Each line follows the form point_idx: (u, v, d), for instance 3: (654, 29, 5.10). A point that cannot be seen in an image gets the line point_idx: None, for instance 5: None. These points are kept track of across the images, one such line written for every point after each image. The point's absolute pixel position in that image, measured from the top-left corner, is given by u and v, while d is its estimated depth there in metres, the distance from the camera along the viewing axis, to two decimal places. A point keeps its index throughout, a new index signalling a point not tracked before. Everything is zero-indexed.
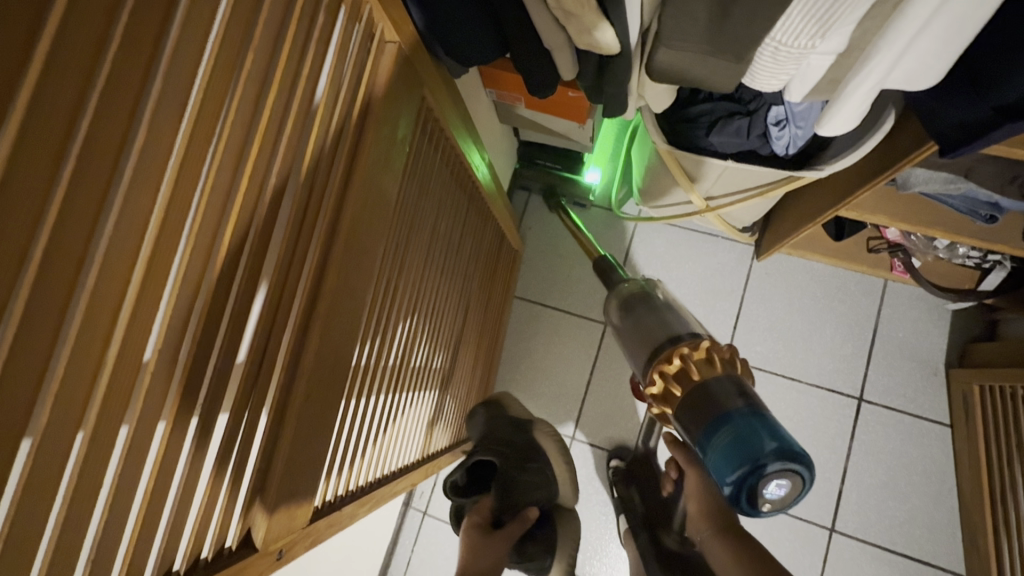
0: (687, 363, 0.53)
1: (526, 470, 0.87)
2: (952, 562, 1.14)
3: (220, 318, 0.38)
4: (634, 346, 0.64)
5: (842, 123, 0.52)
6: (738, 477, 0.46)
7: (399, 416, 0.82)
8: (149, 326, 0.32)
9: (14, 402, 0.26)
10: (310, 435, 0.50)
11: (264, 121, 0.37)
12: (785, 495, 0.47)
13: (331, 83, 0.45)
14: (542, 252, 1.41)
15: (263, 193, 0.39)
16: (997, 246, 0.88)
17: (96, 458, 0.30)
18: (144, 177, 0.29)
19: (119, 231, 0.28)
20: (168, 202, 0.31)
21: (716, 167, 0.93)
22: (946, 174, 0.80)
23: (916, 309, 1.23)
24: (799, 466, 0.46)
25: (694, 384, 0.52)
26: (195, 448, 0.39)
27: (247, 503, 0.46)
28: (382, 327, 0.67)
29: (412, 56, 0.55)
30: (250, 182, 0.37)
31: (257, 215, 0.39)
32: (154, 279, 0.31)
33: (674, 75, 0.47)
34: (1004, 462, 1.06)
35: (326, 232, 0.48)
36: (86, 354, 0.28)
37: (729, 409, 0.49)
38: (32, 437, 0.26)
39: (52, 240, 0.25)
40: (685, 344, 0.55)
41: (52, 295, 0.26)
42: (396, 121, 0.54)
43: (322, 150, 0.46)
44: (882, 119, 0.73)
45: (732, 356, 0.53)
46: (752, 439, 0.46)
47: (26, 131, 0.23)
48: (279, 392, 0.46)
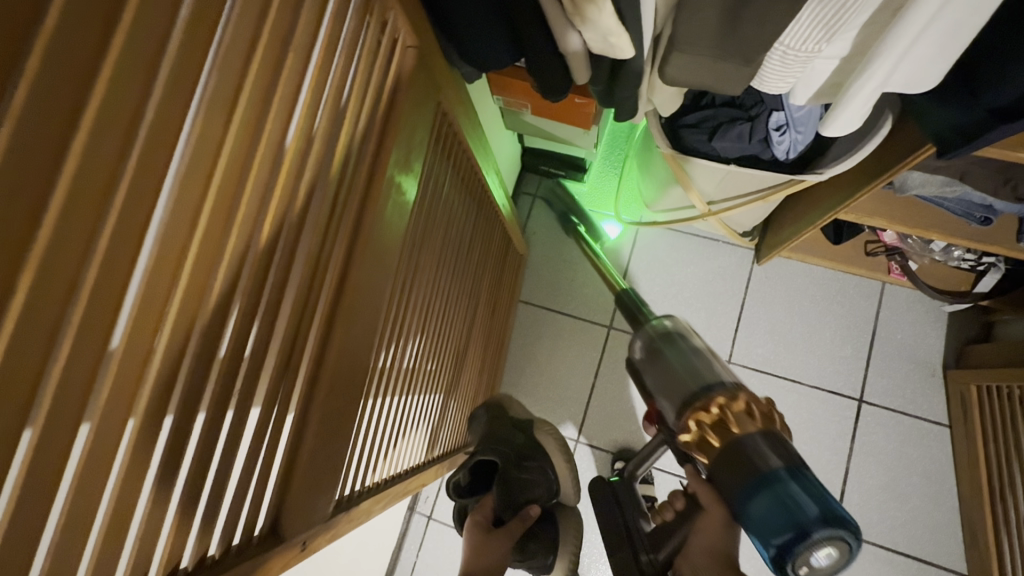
0: (724, 413, 0.51)
1: (527, 468, 0.88)
2: (953, 561, 1.15)
3: (254, 309, 0.39)
4: (658, 390, 0.59)
5: (846, 125, 0.54)
6: (782, 542, 0.44)
7: (411, 416, 0.83)
8: (193, 316, 0.33)
9: (77, 385, 0.27)
10: (333, 427, 0.51)
11: (297, 117, 0.39)
12: (832, 561, 0.45)
13: (358, 82, 0.46)
14: (545, 258, 1.43)
15: (296, 186, 0.41)
16: (992, 248, 0.91)
17: (144, 441, 0.32)
18: (194, 170, 0.31)
19: (170, 223, 0.30)
20: (214, 194, 0.32)
21: (718, 171, 0.96)
22: (941, 178, 0.82)
23: (913, 311, 1.26)
24: (847, 533, 0.44)
25: (733, 436, 0.50)
26: (230, 434, 0.40)
27: (275, 491, 0.47)
28: (397, 327, 0.68)
29: (431, 60, 0.57)
30: (285, 175, 0.39)
31: (291, 208, 0.41)
32: (198, 271, 0.33)
33: (686, 78, 0.49)
34: (1003, 461, 1.08)
35: (352, 227, 0.49)
36: (139, 340, 0.30)
37: (771, 468, 0.47)
38: (89, 423, 0.28)
39: (116, 230, 0.27)
40: (722, 393, 0.52)
41: (114, 284, 0.28)
42: (416, 123, 0.56)
43: (350, 147, 0.47)
44: (879, 123, 0.75)
45: (770, 410, 0.52)
46: (798, 504, 0.45)
47: (100, 122, 0.25)
48: (305, 383, 0.48)
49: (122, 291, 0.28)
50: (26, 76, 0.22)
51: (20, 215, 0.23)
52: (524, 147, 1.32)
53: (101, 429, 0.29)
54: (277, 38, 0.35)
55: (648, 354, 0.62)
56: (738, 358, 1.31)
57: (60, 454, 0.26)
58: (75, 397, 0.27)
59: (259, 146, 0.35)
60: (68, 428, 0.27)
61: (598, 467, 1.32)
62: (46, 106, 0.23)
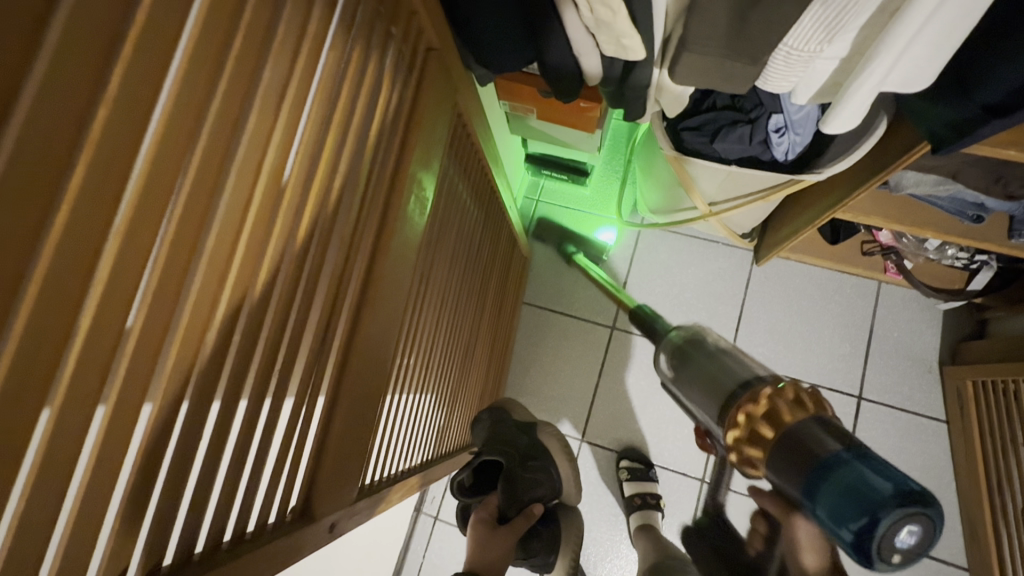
0: (767, 409, 0.42)
1: (529, 468, 0.85)
2: (954, 554, 1.17)
3: (294, 295, 0.41)
4: (694, 398, 0.51)
5: (845, 123, 0.57)
6: (857, 535, 0.34)
7: (424, 411, 0.84)
8: (241, 300, 0.36)
9: (144, 359, 0.29)
10: (360, 412, 0.53)
11: (333, 114, 0.41)
12: (920, 542, 0.34)
13: (386, 80, 0.49)
14: (549, 260, 1.46)
15: (333, 178, 0.43)
16: (983, 245, 0.94)
17: (197, 412, 0.34)
18: (247, 162, 0.33)
19: (227, 212, 0.32)
20: (264, 184, 0.35)
21: (721, 172, 0.99)
22: (934, 177, 0.86)
23: (909, 309, 1.29)
24: (926, 507, 0.34)
25: (781, 425, 0.41)
26: (269, 414, 0.42)
27: (306, 472, 0.48)
28: (415, 319, 0.70)
29: (450, 62, 0.60)
30: (323, 167, 0.41)
31: (327, 198, 0.43)
32: (246, 258, 0.35)
33: (694, 77, 0.52)
34: (999, 454, 1.10)
35: (379, 217, 0.52)
36: (196, 322, 0.32)
37: (826, 451, 0.37)
38: (152, 403, 0.30)
39: (180, 218, 0.30)
40: (763, 387, 0.44)
41: (176, 268, 0.30)
42: (436, 122, 0.59)
43: (378, 142, 0.50)
44: (875, 125, 0.79)
45: (799, 393, 0.42)
46: (862, 486, 0.35)
47: (172, 112, 0.28)
48: (335, 367, 0.49)
49: (184, 271, 0.31)
50: (113, 73, 0.25)
51: (104, 197, 0.25)
52: (527, 153, 1.35)
53: (163, 399, 0.31)
54: (318, 40, 0.38)
55: (681, 368, 0.54)
56: None
57: (127, 426, 0.29)
58: (143, 366, 0.29)
59: (298, 140, 0.38)
60: (136, 395, 0.29)
61: (603, 466, 1.34)
62: (129, 100, 0.26)
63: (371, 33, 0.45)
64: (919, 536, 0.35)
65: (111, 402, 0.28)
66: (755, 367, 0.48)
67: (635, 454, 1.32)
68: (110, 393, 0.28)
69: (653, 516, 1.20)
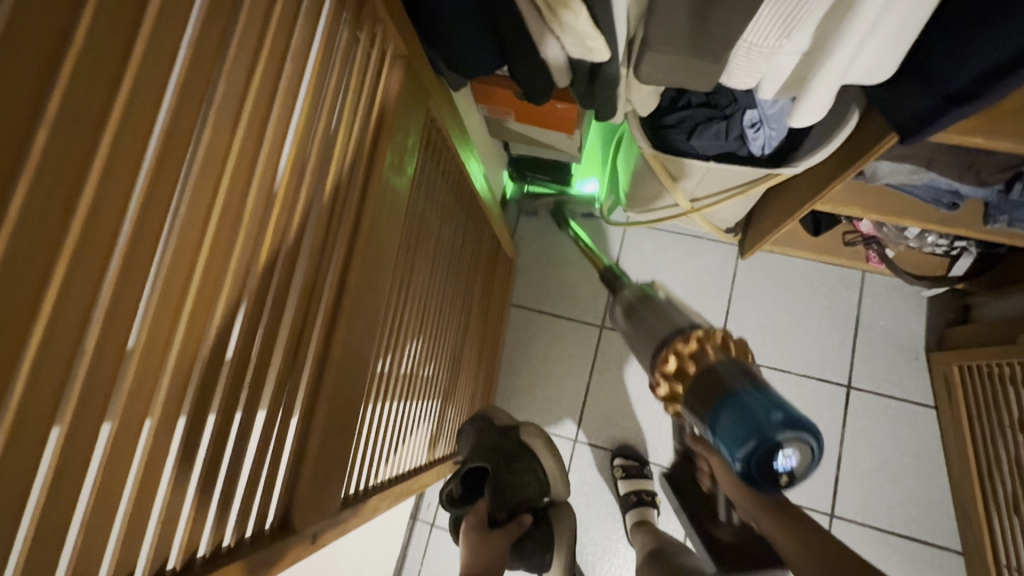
0: (683, 357, 0.53)
1: (514, 467, 0.86)
2: (948, 538, 1.18)
3: (262, 308, 0.42)
4: (639, 335, 0.61)
5: (811, 115, 0.58)
6: (746, 454, 0.46)
7: (410, 417, 0.84)
8: (206, 316, 0.36)
9: (100, 382, 0.29)
10: (340, 421, 0.53)
11: (296, 125, 0.41)
12: (797, 463, 0.46)
13: (352, 88, 0.49)
14: (537, 261, 1.46)
15: (298, 189, 0.43)
16: (961, 231, 0.95)
17: (162, 431, 0.34)
18: (204, 179, 0.33)
19: (183, 230, 0.33)
20: (222, 200, 0.35)
21: (698, 171, 1.00)
22: (909, 166, 0.86)
23: (894, 297, 1.30)
24: (804, 432, 0.45)
25: (708, 360, 0.52)
26: (240, 428, 0.42)
27: (285, 484, 0.48)
28: (398, 324, 0.71)
29: (419, 69, 0.61)
30: (287, 179, 0.42)
31: (293, 210, 0.43)
32: (208, 275, 0.35)
33: (659, 76, 0.52)
34: (986, 438, 1.11)
35: (351, 226, 0.52)
36: (156, 341, 0.32)
37: (734, 387, 0.48)
38: (111, 422, 0.30)
39: (134, 239, 0.30)
40: (697, 331, 0.54)
41: (133, 288, 0.30)
42: (407, 129, 0.59)
43: (347, 150, 0.50)
44: (846, 117, 0.79)
45: (727, 341, 0.53)
46: (756, 413, 0.46)
47: (120, 131, 0.28)
48: (310, 378, 0.49)
49: (142, 292, 0.31)
50: (52, 99, 0.25)
51: (49, 223, 0.25)
52: (509, 155, 1.35)
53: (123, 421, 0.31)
54: (276, 53, 0.38)
55: (629, 317, 0.64)
56: None
57: (83, 447, 0.29)
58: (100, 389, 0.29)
59: (260, 154, 0.38)
60: (92, 417, 0.29)
61: (598, 465, 1.34)
62: (73, 126, 0.26)
63: (334, 44, 0.46)
64: (798, 459, 0.46)
65: (64, 426, 0.28)
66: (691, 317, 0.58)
67: (629, 452, 1.32)
68: (64, 418, 0.28)
69: (649, 513, 1.21)
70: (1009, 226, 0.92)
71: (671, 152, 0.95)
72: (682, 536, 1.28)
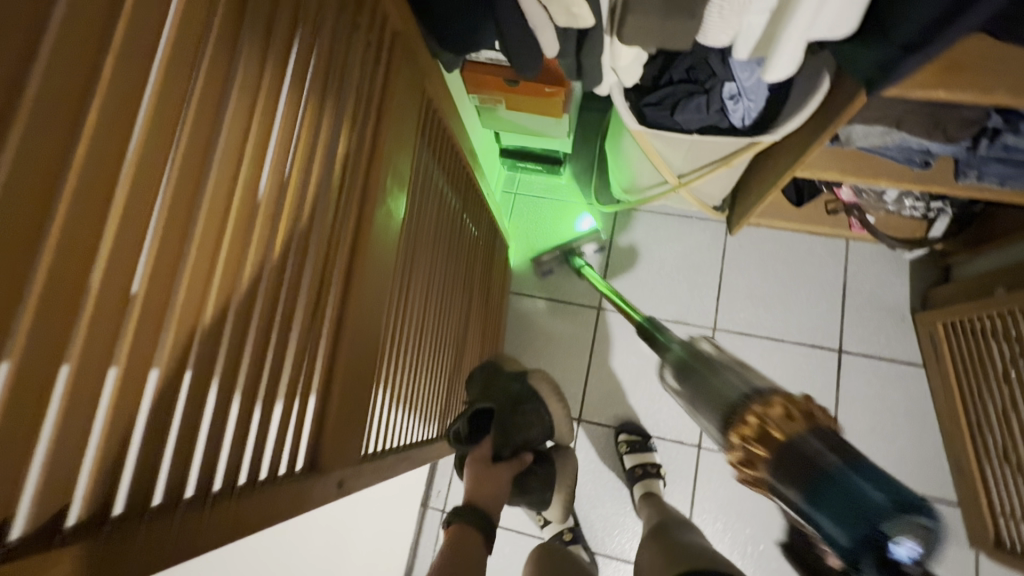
0: (764, 421, 0.42)
1: (520, 410, 0.88)
2: (944, 491, 1.22)
3: (287, 260, 0.44)
4: (705, 410, 0.52)
5: (782, 72, 0.62)
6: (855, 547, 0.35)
7: (421, 389, 0.87)
8: (242, 254, 0.38)
9: (154, 307, 0.31)
10: (358, 372, 0.55)
11: (311, 83, 0.44)
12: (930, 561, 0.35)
13: (359, 57, 0.52)
14: (532, 249, 1.49)
15: (314, 146, 0.46)
16: (935, 189, 1.00)
17: (208, 365, 0.36)
18: (238, 122, 0.35)
19: (221, 168, 0.34)
20: (253, 144, 0.37)
21: (681, 146, 1.04)
22: (881, 128, 0.91)
23: (878, 263, 1.35)
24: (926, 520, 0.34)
25: (780, 446, 0.41)
26: (273, 370, 0.44)
27: (313, 430, 0.51)
28: (406, 295, 0.74)
29: (415, 45, 0.64)
30: (305, 136, 0.44)
31: (312, 168, 0.46)
32: (242, 216, 0.38)
33: (641, 37, 0.57)
34: (974, 390, 1.15)
35: (361, 189, 0.55)
36: (201, 273, 0.34)
37: (828, 466, 0.38)
38: (167, 344, 0.32)
39: (181, 171, 0.31)
40: (755, 403, 0.44)
41: (182, 218, 0.32)
42: (406, 101, 0.63)
43: (354, 115, 0.53)
44: (819, 82, 0.84)
45: (809, 407, 0.42)
46: (859, 497, 0.36)
47: (171, 64, 0.30)
48: (332, 329, 0.52)
49: (189, 230, 0.33)
50: (117, 30, 0.27)
51: (115, 152, 0.27)
52: (501, 146, 1.41)
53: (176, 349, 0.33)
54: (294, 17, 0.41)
55: (682, 378, 0.59)
56: (723, 323, 1.38)
57: (142, 366, 0.31)
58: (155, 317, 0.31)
59: (281, 110, 0.41)
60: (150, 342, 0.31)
61: (603, 443, 1.37)
62: (131, 54, 0.28)
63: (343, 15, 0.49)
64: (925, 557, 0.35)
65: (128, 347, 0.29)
66: (752, 378, 0.50)
67: (633, 427, 1.35)
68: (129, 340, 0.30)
69: (654, 484, 1.23)
70: (979, 181, 0.96)
71: (656, 127, 0.99)
72: (688, 506, 1.30)
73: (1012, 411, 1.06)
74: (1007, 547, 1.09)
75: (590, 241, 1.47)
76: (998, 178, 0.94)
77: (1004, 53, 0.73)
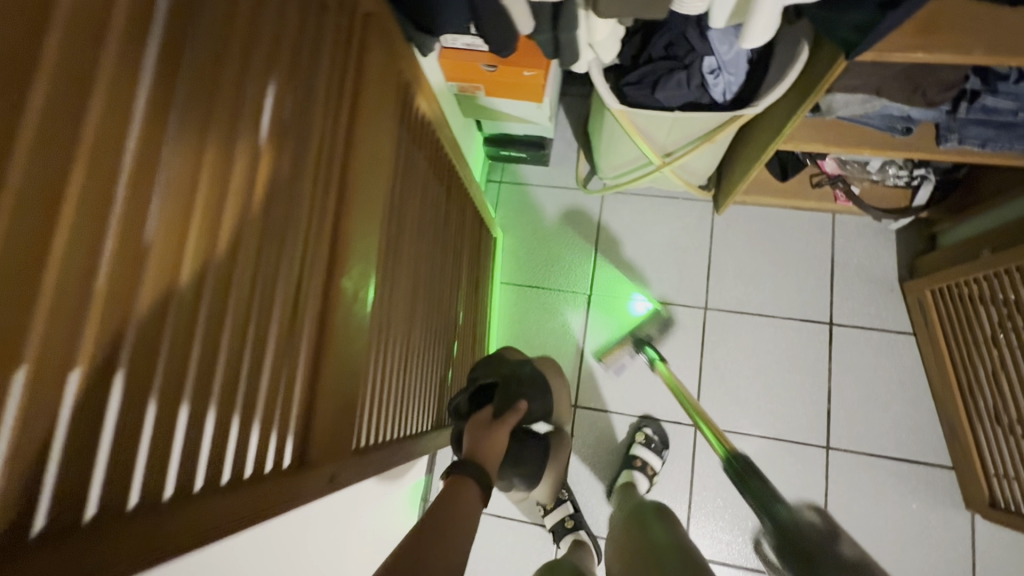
0: None
1: (523, 385, 0.92)
2: (938, 456, 1.23)
3: (278, 252, 0.43)
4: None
5: (760, 39, 0.61)
6: None
7: (413, 382, 0.86)
8: (215, 239, 0.36)
9: (118, 292, 0.30)
10: (343, 362, 0.54)
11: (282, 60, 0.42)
12: None
13: (331, 36, 0.51)
14: (520, 238, 1.48)
15: (288, 126, 0.44)
16: (917, 155, 1.00)
17: (203, 363, 0.36)
18: (201, 98, 0.34)
19: (184, 148, 0.33)
20: (219, 123, 0.35)
21: (665, 123, 1.03)
22: (861, 95, 0.91)
23: (864, 235, 1.36)
24: None
25: None
26: (256, 362, 0.42)
27: (300, 424, 0.49)
28: (394, 284, 0.73)
29: (388, 27, 0.63)
30: (277, 116, 0.42)
31: (286, 150, 0.44)
32: (214, 199, 0.36)
33: (617, 7, 0.55)
34: (964, 355, 1.16)
35: (340, 173, 0.53)
36: (169, 256, 0.32)
37: None
38: (133, 332, 0.30)
39: (139, 149, 0.30)
40: None
41: (143, 199, 0.30)
42: (382, 85, 0.61)
43: (329, 96, 0.51)
44: (798, 51, 0.84)
45: None
46: None
47: (125, 35, 0.28)
48: (315, 318, 0.50)
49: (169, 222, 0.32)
50: (55, 19, 0.25)
51: (62, 147, 0.26)
52: (484, 135, 1.39)
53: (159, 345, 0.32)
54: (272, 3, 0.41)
55: None
56: (714, 303, 1.38)
57: (109, 353, 0.29)
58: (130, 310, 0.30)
59: (252, 86, 0.39)
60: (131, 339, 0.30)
61: (601, 429, 1.35)
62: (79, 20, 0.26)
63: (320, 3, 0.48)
64: None
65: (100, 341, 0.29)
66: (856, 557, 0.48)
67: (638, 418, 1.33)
68: (125, 338, 0.30)
69: (639, 477, 1.21)
70: (960, 145, 0.97)
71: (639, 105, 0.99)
72: (688, 486, 1.31)
73: (1001, 371, 1.08)
74: (1002, 506, 1.11)
75: (578, 227, 1.46)
76: (979, 141, 0.94)
77: (978, 13, 0.73)
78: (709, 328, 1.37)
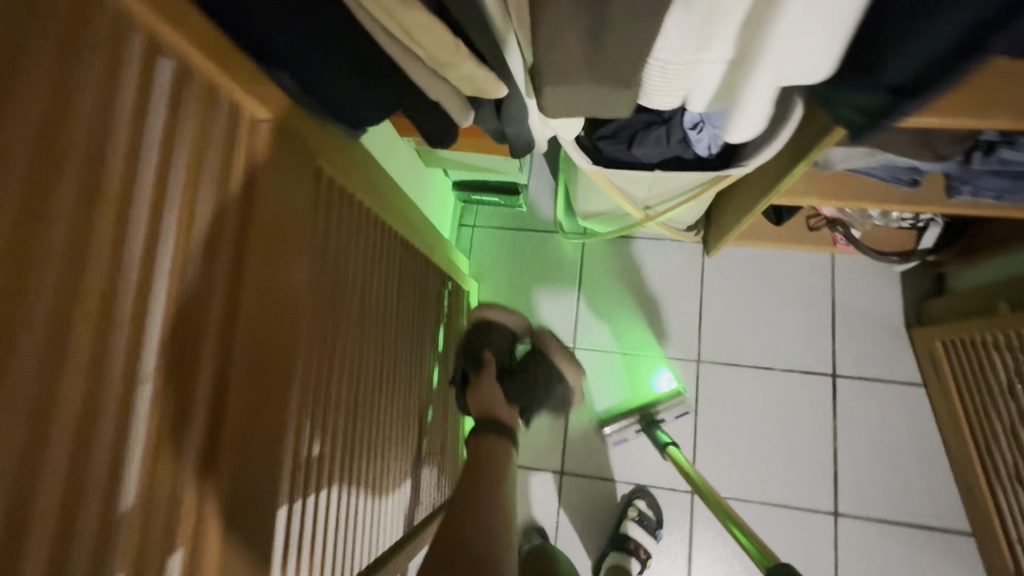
0: None
1: (480, 342, 1.05)
2: (955, 521, 1.13)
3: (130, 448, 0.38)
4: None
5: (749, 126, 0.51)
6: None
7: (373, 493, 0.77)
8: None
9: None
10: (239, 539, 0.46)
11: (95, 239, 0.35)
12: None
13: (192, 171, 0.42)
14: (498, 288, 1.36)
15: (120, 304, 0.37)
16: (925, 208, 0.90)
17: None
18: None
19: None
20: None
21: (644, 178, 0.93)
22: (863, 149, 0.80)
23: (866, 276, 1.25)
24: None
25: None
26: None
27: None
28: (340, 402, 0.65)
29: (292, 124, 0.53)
30: (93, 310, 0.35)
31: (117, 335, 0.36)
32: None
33: (565, 108, 0.45)
34: (980, 415, 1.06)
35: (222, 324, 0.45)
36: None
37: None
38: None
39: None
40: None
41: None
42: (292, 198, 0.52)
43: (201, 238, 0.44)
44: (791, 108, 0.70)
45: None
46: None
47: None
48: (194, 497, 0.44)
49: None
50: None
51: None
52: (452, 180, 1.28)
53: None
54: (73, 178, 0.33)
55: None
56: (708, 354, 1.28)
57: None
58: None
59: (41, 292, 0.32)
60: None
61: (592, 497, 1.25)
62: None
63: (170, 145, 0.40)
64: None
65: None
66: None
67: (640, 492, 1.22)
68: None
69: (628, 560, 1.14)
70: (976, 196, 0.86)
71: (612, 162, 0.88)
72: (687, 558, 1.21)
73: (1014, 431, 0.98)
74: None
75: (558, 275, 1.35)
76: (994, 192, 0.84)
77: (997, 72, 0.62)
78: (702, 384, 1.26)
